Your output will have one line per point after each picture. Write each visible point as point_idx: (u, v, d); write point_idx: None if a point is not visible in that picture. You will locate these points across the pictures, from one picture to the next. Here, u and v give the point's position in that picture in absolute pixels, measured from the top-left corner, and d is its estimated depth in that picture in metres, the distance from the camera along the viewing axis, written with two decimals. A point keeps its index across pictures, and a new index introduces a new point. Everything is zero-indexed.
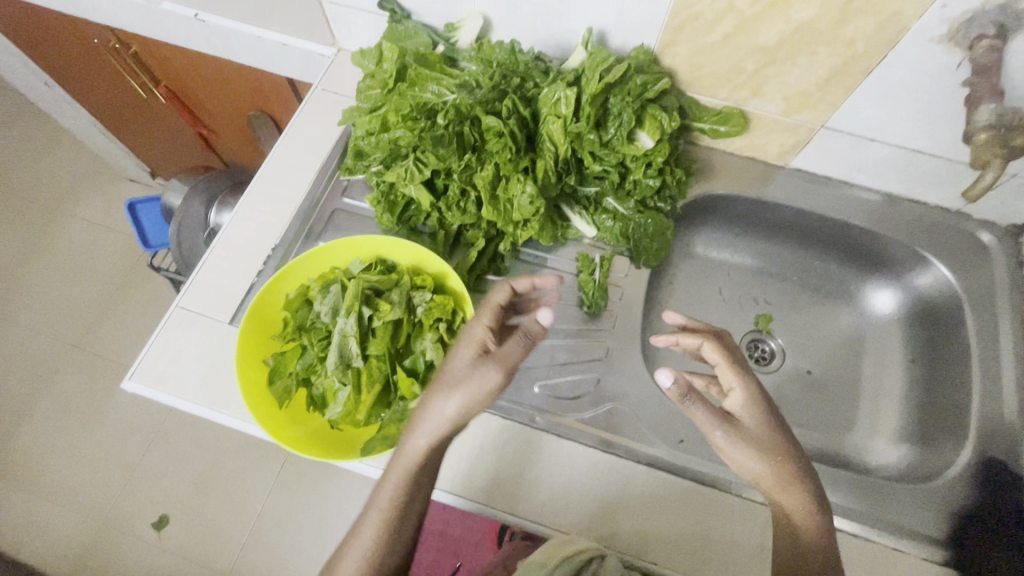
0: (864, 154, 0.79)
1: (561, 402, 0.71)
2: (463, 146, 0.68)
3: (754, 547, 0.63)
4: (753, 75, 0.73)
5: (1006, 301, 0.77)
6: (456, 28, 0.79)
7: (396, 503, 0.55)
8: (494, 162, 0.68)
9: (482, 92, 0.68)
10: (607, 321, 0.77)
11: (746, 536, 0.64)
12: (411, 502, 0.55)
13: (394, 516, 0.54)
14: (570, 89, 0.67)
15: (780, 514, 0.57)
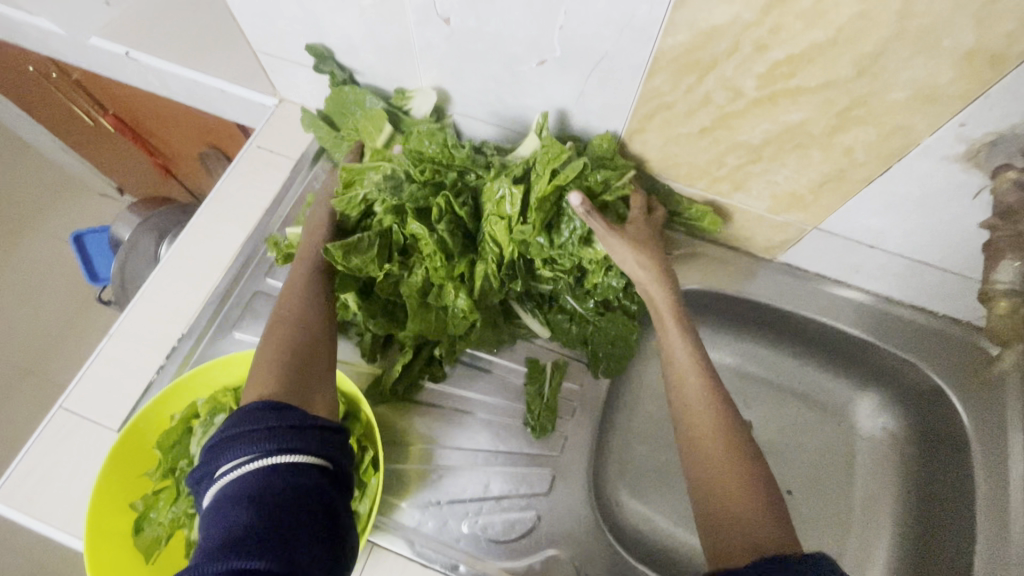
0: (863, 259, 0.69)
1: (491, 546, 0.61)
2: (393, 247, 0.62)
3: None
4: (735, 170, 0.62)
5: None
6: (412, 97, 0.69)
7: (275, 350, 0.51)
8: (425, 268, 0.61)
9: (413, 189, 0.59)
10: (556, 442, 0.66)
11: None
12: (267, 367, 0.50)
13: (270, 361, 0.50)
14: (515, 187, 0.58)
15: (698, 454, 0.52)
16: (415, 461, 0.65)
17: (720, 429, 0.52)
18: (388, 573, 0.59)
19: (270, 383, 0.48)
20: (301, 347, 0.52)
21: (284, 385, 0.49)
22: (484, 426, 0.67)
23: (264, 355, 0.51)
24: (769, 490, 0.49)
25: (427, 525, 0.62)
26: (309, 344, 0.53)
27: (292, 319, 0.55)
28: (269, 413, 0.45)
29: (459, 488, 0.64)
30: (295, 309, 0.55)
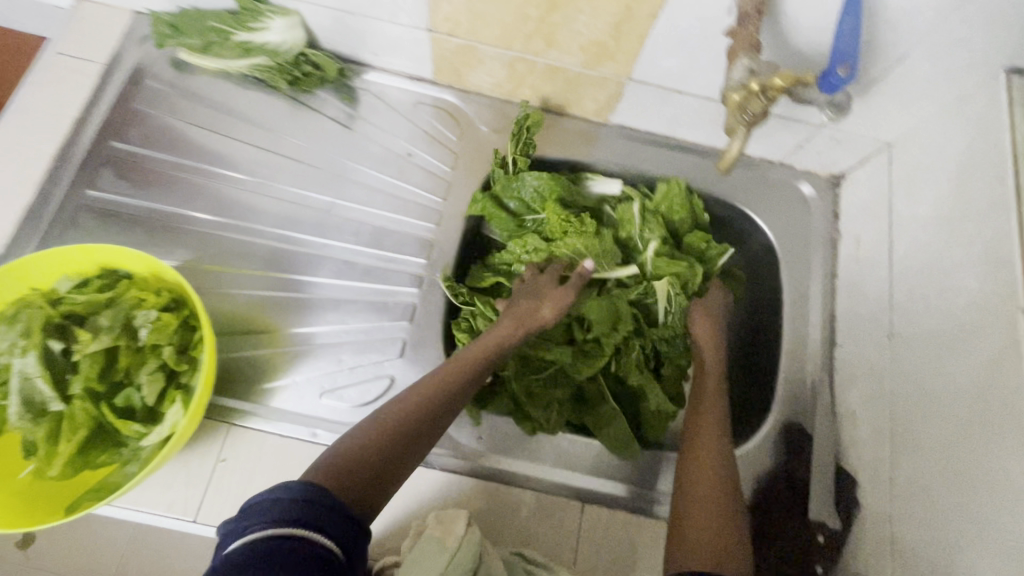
0: (677, 109, 0.73)
1: (350, 411, 0.64)
2: (547, 338, 0.69)
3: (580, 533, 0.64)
4: (541, 23, 0.63)
5: (819, 257, 0.76)
6: (275, 13, 0.70)
7: (395, 415, 0.54)
8: (554, 348, 0.68)
9: (598, 249, 0.69)
10: (406, 313, 0.69)
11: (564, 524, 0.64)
12: (338, 453, 0.50)
13: (384, 445, 0.51)
14: (655, 233, 0.73)
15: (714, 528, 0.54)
16: (270, 346, 0.66)
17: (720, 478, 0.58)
18: (247, 448, 0.62)
19: (353, 470, 0.49)
20: (422, 426, 0.54)
21: (377, 468, 0.50)
22: (332, 305, 0.68)
23: (352, 444, 0.51)
24: (740, 534, 0.55)
25: (285, 401, 0.64)
26: (429, 417, 0.55)
27: (422, 390, 0.56)
28: (280, 501, 0.43)
29: (315, 365, 0.66)
30: (398, 419, 0.54)
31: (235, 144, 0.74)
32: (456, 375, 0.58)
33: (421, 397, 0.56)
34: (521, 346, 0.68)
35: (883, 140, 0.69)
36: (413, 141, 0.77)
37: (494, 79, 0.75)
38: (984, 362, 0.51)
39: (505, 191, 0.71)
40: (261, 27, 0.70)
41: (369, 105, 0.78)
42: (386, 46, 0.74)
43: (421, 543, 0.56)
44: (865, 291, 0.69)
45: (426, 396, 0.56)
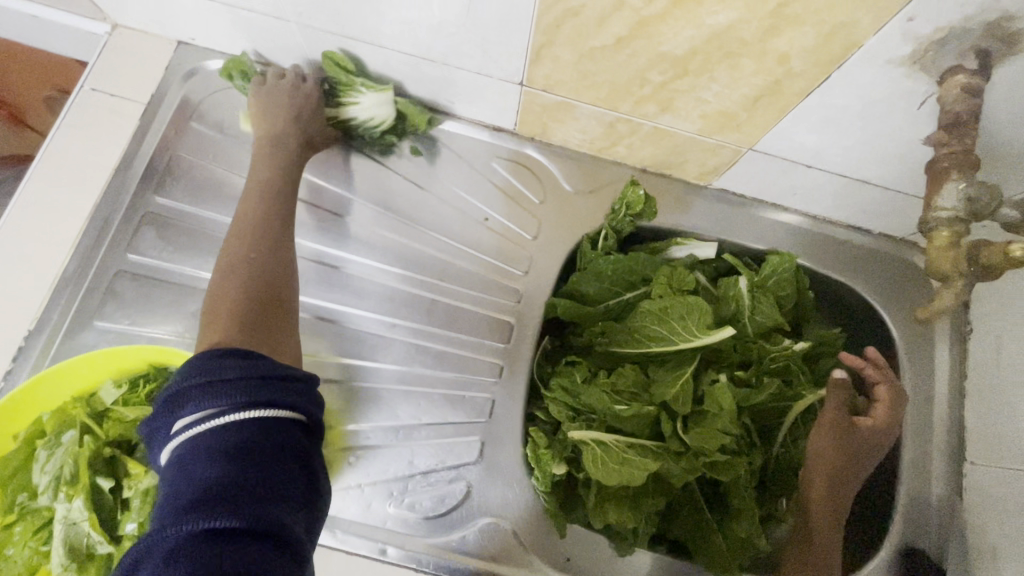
0: (799, 180, 0.63)
1: (423, 523, 0.57)
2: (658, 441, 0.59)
3: None
4: (660, 88, 0.54)
5: (945, 351, 0.67)
6: (365, 86, 0.62)
7: (236, 292, 0.47)
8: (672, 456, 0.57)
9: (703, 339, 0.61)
10: (482, 407, 0.61)
11: None
12: (225, 303, 0.46)
13: (243, 278, 0.49)
14: (769, 310, 0.64)
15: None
16: (334, 443, 0.59)
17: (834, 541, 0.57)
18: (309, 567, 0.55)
19: (216, 336, 0.44)
20: (262, 286, 0.48)
21: (251, 316, 0.46)
22: (402, 397, 0.61)
23: (218, 315, 0.46)
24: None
25: (347, 509, 0.57)
26: (269, 274, 0.50)
27: (245, 249, 0.51)
28: (222, 359, 0.40)
29: (382, 467, 0.59)
30: (242, 249, 0.51)
31: None
32: (250, 245, 0.52)
33: (246, 266, 0.49)
34: (633, 448, 0.57)
35: None
36: (490, 203, 0.68)
37: (585, 135, 0.65)
38: None
39: (583, 282, 0.65)
40: (352, 102, 0.62)
41: (439, 158, 0.69)
42: (465, 95, 0.64)
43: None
44: (1009, 403, 0.60)
45: (260, 259, 0.51)
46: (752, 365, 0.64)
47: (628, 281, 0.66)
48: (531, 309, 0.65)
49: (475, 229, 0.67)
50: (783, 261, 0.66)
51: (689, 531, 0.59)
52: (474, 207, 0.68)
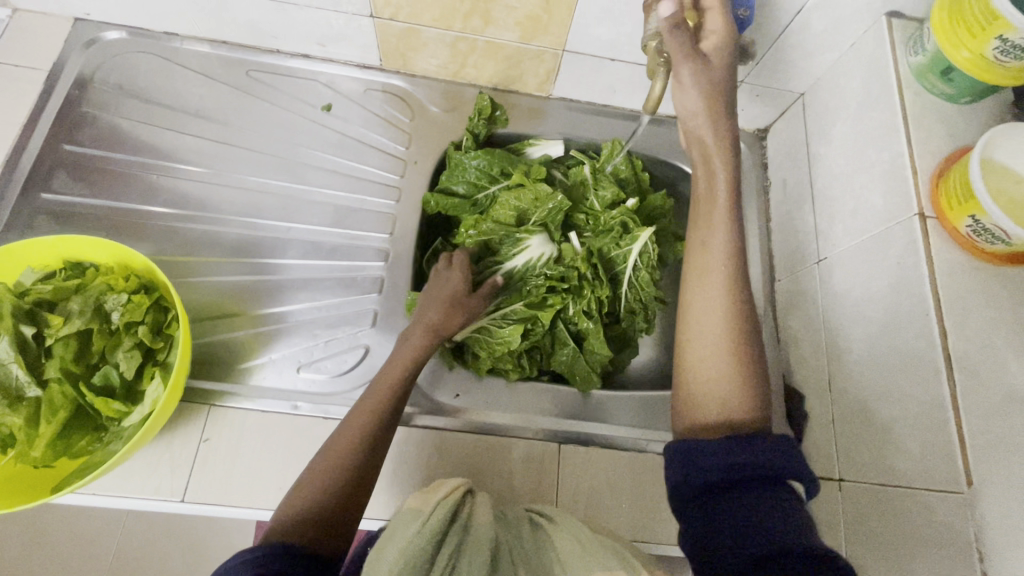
0: (612, 77, 0.79)
1: (329, 381, 0.67)
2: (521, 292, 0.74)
3: (575, 464, 0.68)
4: (477, 1, 0.68)
5: (752, 203, 0.83)
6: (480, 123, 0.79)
7: (334, 467, 0.53)
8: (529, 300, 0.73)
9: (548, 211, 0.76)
10: (374, 286, 0.72)
11: (554, 464, 0.68)
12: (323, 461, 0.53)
13: (349, 440, 0.55)
14: (607, 186, 0.79)
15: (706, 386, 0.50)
16: (246, 327, 0.68)
17: (722, 317, 0.51)
18: (229, 426, 0.63)
19: (286, 523, 0.49)
20: (356, 463, 0.54)
21: (333, 505, 0.51)
22: (303, 285, 0.71)
23: (297, 494, 0.52)
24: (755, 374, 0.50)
25: (262, 378, 0.66)
26: (362, 452, 0.54)
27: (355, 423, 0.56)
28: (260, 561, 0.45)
29: (290, 342, 0.68)
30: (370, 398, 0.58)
31: (189, 141, 0.76)
32: (383, 406, 0.58)
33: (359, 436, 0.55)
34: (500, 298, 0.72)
35: (796, 91, 0.77)
36: (368, 126, 0.80)
37: (439, 61, 0.79)
38: (891, 266, 0.57)
39: (451, 179, 0.78)
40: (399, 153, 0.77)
41: (320, 94, 0.81)
42: (332, 36, 0.77)
43: (397, 517, 0.50)
44: (795, 227, 0.76)
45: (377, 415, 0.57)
46: (597, 229, 0.78)
47: (489, 175, 0.78)
48: (410, 203, 0.77)
49: (356, 147, 0.79)
50: (615, 147, 0.81)
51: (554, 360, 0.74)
52: (354, 130, 0.80)
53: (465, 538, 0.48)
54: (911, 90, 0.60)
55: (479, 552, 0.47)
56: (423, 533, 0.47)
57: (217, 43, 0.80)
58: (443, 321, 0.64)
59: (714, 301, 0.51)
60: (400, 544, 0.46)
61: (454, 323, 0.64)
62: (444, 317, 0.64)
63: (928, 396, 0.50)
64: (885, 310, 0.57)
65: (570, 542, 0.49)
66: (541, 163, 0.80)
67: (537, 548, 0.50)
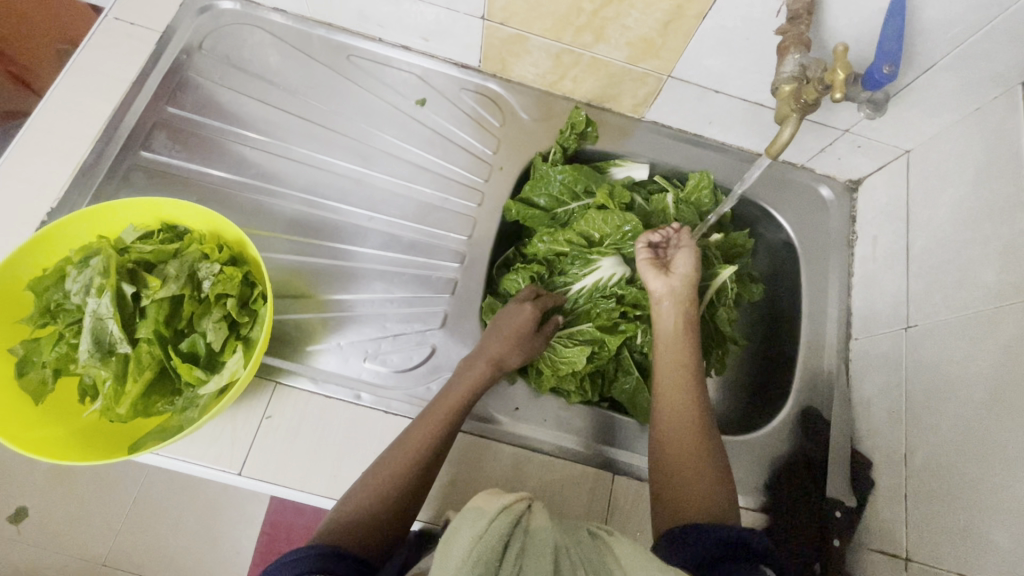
0: (712, 108, 0.77)
1: (392, 375, 0.67)
2: (591, 314, 0.73)
3: (627, 498, 0.66)
4: (593, 17, 0.67)
5: (836, 255, 0.80)
6: (570, 139, 0.78)
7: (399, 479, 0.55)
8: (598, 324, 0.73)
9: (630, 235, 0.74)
10: (446, 286, 0.72)
11: (605, 495, 0.66)
12: (385, 473, 0.55)
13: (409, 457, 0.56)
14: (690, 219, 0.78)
15: (674, 485, 0.56)
16: (319, 310, 0.69)
17: (681, 428, 0.59)
18: (293, 407, 0.64)
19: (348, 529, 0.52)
20: (416, 481, 0.56)
21: (394, 513, 0.54)
22: (378, 276, 0.71)
23: (359, 499, 0.54)
24: (719, 479, 0.56)
25: (327, 363, 0.66)
26: (423, 471, 0.56)
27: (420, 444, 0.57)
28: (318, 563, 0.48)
29: (359, 331, 0.68)
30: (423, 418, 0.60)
31: (285, 117, 0.77)
32: (444, 431, 0.58)
33: (423, 457, 0.56)
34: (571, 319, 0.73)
35: (902, 148, 0.74)
36: (458, 125, 0.80)
37: (539, 70, 0.78)
38: (999, 348, 0.54)
39: (534, 191, 0.77)
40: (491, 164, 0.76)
41: (415, 88, 0.81)
42: (437, 32, 0.77)
43: (460, 516, 0.51)
44: (881, 288, 0.73)
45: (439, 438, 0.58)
46: None
47: (572, 191, 0.77)
48: (491, 209, 0.76)
49: (444, 145, 0.78)
50: (702, 180, 0.79)
51: (618, 386, 0.73)
52: (445, 128, 0.79)
53: (528, 543, 0.48)
54: None
55: (542, 556, 0.46)
56: (487, 536, 0.47)
57: (322, 25, 0.81)
58: (506, 355, 0.64)
59: (675, 412, 0.60)
60: (466, 545, 0.47)
61: (515, 358, 0.65)
62: (506, 351, 0.64)
63: None
64: (986, 393, 0.54)
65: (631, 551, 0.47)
66: (625, 187, 0.79)
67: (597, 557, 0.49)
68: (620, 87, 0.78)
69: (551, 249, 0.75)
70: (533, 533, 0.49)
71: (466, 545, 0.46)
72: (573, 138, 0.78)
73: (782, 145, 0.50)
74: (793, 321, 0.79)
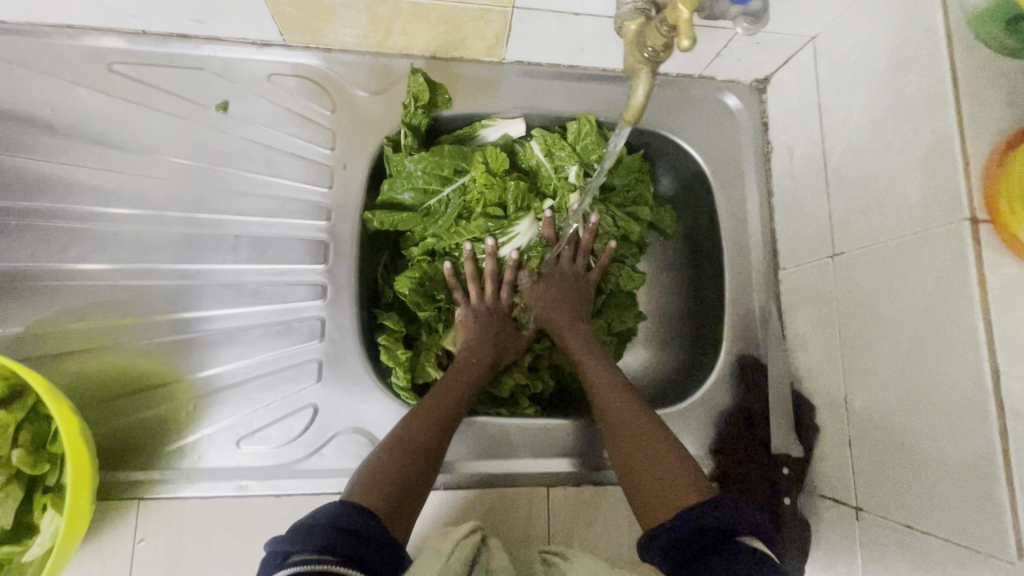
0: (577, 33, 0.62)
1: (277, 453, 0.57)
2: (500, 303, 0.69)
3: (567, 510, 0.62)
4: None
5: (752, 174, 0.71)
6: (416, 117, 0.63)
7: (389, 456, 0.51)
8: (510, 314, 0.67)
9: (521, 206, 0.67)
10: (315, 330, 0.61)
11: (544, 510, 0.62)
12: (406, 439, 0.52)
13: (406, 435, 0.53)
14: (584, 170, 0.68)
15: (650, 497, 0.51)
16: (168, 400, 0.57)
17: (650, 441, 0.54)
18: (167, 522, 0.54)
19: (387, 460, 0.51)
20: (433, 444, 0.53)
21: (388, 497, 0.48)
22: (228, 339, 0.59)
23: (379, 461, 0.50)
24: (688, 467, 0.52)
25: (198, 459, 0.56)
26: (422, 441, 0.53)
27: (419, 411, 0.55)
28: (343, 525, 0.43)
29: (222, 413, 0.58)
30: (438, 397, 0.57)
31: (55, 168, 0.60)
32: (446, 401, 0.56)
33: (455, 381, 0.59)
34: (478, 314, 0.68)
35: (806, 35, 0.62)
36: (280, 125, 0.64)
37: (357, 31, 0.62)
38: (930, 280, 0.47)
39: (393, 188, 0.63)
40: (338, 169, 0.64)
41: (212, 88, 0.63)
42: (211, 12, 0.58)
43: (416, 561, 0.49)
44: (802, 207, 0.64)
45: (437, 399, 0.56)
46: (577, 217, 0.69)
47: (440, 177, 0.64)
48: (347, 223, 0.63)
49: (268, 154, 0.63)
50: (583, 125, 0.67)
51: (544, 367, 0.70)
52: (264, 132, 0.63)
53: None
54: (960, 43, 0.46)
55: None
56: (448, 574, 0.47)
57: (63, 30, 0.61)
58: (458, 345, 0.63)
59: (637, 424, 0.56)
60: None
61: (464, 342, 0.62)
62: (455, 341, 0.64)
63: (973, 446, 0.43)
64: (920, 331, 0.48)
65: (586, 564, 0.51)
66: (500, 149, 0.67)
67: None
68: (462, 30, 0.62)
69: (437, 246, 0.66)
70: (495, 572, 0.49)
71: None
72: (422, 111, 0.63)
73: (634, 111, 0.39)
74: (716, 259, 0.71)
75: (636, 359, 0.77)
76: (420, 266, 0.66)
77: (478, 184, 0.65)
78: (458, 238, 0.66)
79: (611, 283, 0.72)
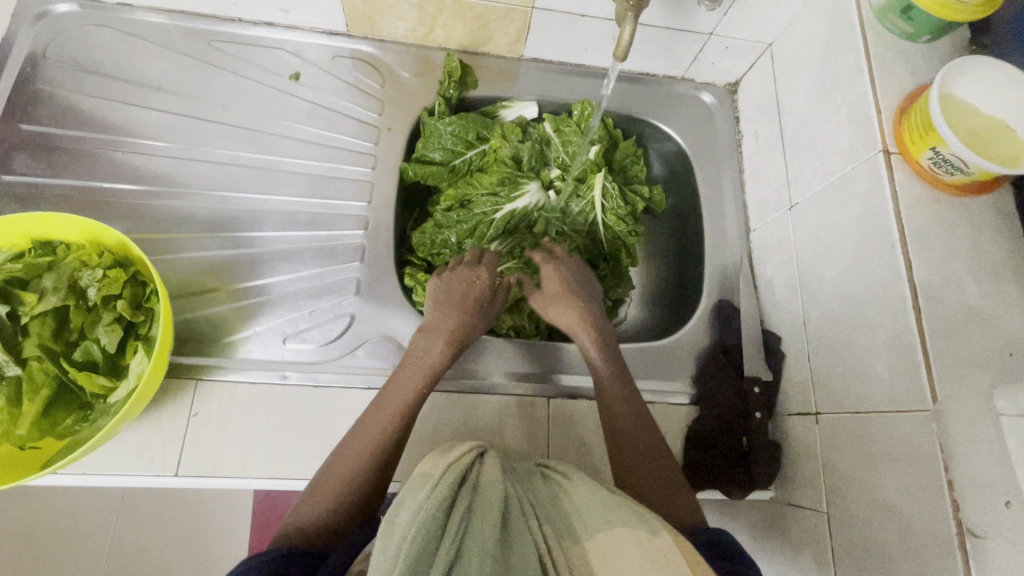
0: (582, 34, 0.78)
1: (316, 351, 0.67)
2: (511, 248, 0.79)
3: (564, 420, 0.70)
4: None
5: (725, 156, 0.84)
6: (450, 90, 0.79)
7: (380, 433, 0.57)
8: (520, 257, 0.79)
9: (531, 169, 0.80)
10: (356, 254, 0.72)
11: (545, 419, 0.70)
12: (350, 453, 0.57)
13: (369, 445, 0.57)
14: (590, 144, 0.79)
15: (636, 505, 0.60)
16: (228, 302, 0.68)
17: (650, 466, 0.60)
18: (217, 400, 0.62)
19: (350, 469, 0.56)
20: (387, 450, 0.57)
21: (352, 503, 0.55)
22: (281, 257, 0.70)
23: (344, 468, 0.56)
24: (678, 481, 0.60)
25: (248, 351, 0.65)
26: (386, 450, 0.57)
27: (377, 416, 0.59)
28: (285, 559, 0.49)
29: (272, 314, 0.68)
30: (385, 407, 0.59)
31: (152, 115, 0.74)
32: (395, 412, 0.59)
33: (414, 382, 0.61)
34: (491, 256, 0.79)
35: (764, 41, 0.78)
36: (339, 94, 0.78)
37: (407, 24, 0.77)
38: (859, 205, 0.59)
39: (427, 147, 0.77)
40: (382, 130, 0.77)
41: (287, 63, 0.78)
42: (295, 2, 0.74)
43: (409, 485, 0.50)
44: (766, 175, 0.77)
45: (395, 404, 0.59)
46: (578, 182, 0.81)
47: (465, 140, 0.77)
48: (386, 172, 0.76)
49: (328, 114, 0.77)
50: (585, 107, 0.81)
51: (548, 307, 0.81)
52: (325, 99, 0.78)
53: (475, 499, 0.48)
54: (872, 31, 0.61)
55: (494, 508, 0.47)
56: (431, 497, 0.46)
57: (175, 13, 0.77)
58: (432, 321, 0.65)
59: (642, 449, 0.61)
60: (412, 508, 0.46)
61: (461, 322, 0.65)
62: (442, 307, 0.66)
63: (895, 323, 0.53)
64: (854, 246, 0.59)
65: (585, 492, 0.52)
66: (515, 125, 0.80)
67: (551, 499, 0.52)
68: (490, 27, 0.78)
69: (458, 198, 0.77)
70: (482, 489, 0.49)
71: (411, 515, 0.45)
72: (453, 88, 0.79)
73: (624, 45, 0.59)
74: (696, 225, 0.84)
75: (628, 314, 0.88)
76: (443, 213, 0.77)
77: (496, 149, 0.78)
78: (476, 192, 0.77)
79: (609, 244, 0.83)
